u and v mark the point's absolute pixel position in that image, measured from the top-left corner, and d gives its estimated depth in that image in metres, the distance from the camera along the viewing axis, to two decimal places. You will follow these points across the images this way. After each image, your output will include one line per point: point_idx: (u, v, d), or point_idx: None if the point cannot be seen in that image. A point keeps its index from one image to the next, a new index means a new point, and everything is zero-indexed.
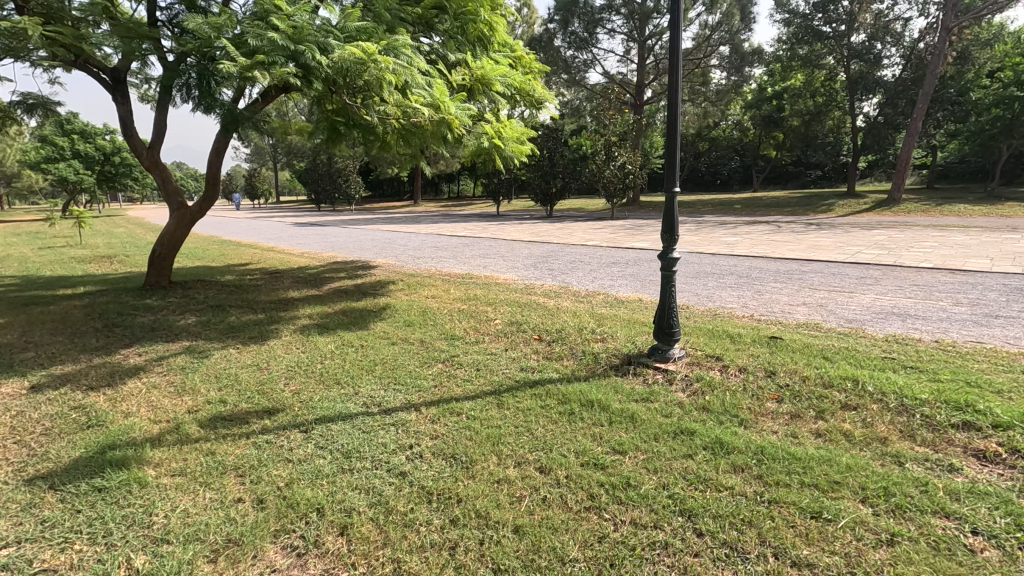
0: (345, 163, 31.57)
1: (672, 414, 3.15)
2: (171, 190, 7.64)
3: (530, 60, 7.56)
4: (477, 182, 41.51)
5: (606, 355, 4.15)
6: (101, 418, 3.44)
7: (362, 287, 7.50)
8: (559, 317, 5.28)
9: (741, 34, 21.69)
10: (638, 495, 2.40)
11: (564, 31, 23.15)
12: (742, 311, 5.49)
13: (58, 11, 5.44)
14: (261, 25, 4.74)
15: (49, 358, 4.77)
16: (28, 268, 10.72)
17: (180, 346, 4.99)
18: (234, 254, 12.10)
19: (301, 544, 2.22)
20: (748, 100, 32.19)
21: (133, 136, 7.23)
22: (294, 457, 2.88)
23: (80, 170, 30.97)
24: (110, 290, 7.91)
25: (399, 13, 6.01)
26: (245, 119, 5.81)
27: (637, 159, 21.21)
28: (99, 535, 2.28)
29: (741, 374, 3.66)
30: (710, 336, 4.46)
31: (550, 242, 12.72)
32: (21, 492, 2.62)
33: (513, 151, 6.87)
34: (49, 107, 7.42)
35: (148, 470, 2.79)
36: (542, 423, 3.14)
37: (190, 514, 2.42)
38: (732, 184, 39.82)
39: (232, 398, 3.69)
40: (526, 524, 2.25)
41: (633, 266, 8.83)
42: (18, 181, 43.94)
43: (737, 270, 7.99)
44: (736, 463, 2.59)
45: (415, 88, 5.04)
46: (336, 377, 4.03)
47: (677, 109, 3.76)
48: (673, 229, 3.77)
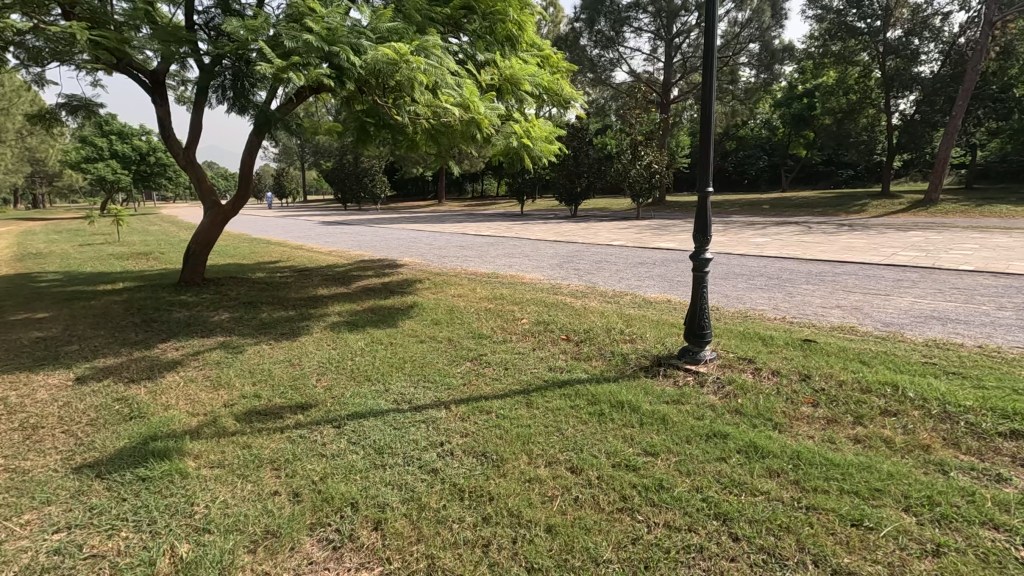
0: (371, 163, 31.93)
1: (704, 417, 3.11)
2: (206, 189, 7.81)
3: (558, 60, 7.54)
4: (501, 181, 41.56)
5: (636, 356, 4.12)
6: (142, 410, 3.54)
7: (389, 286, 7.57)
8: (587, 317, 5.25)
9: (772, 31, 21.26)
10: (671, 498, 2.38)
11: (590, 30, 23.02)
12: (774, 313, 5.40)
13: (102, 16, 5.63)
14: (296, 27, 4.82)
15: (91, 352, 4.93)
16: (70, 264, 11.12)
17: (215, 342, 5.12)
18: (264, 252, 12.34)
19: (336, 537, 2.26)
20: (778, 99, 31.64)
21: (170, 136, 7.44)
22: (328, 452, 2.93)
23: (117, 170, 32.09)
24: (148, 286, 8.16)
25: (429, 14, 6.06)
26: (278, 121, 5.94)
27: (664, 158, 20.93)
28: (144, 523, 2.36)
29: (774, 377, 3.59)
30: (742, 338, 4.39)
31: (575, 241, 12.68)
32: (70, 480, 2.72)
33: (542, 151, 6.86)
34: (91, 108, 7.67)
35: (189, 462, 2.87)
36: (571, 423, 3.14)
37: (229, 505, 2.48)
38: (759, 184, 39.15)
39: (266, 394, 3.78)
40: (559, 524, 2.25)
41: (660, 266, 8.76)
42: (59, 180, 45.72)
43: (768, 271, 7.85)
44: (771, 468, 2.55)
45: (445, 88, 5.07)
46: (367, 373, 4.09)
47: (712, 107, 3.70)
48: (705, 230, 3.72)
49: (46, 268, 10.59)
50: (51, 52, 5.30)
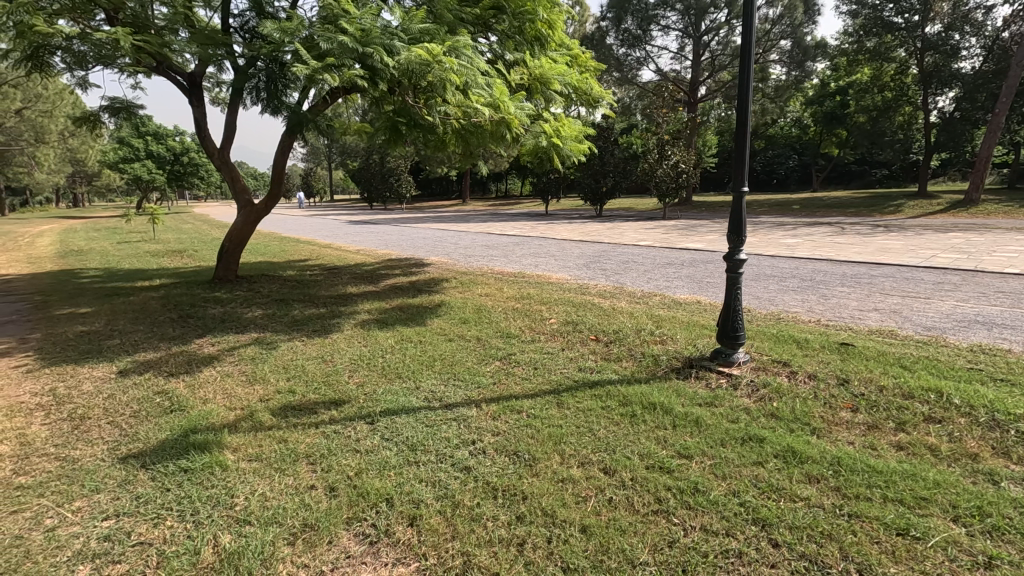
0: (397, 163, 32.25)
1: (739, 420, 3.06)
2: (239, 189, 7.97)
3: (587, 58, 7.49)
4: (525, 180, 41.47)
5: (667, 358, 4.07)
6: (182, 403, 3.65)
7: (417, 285, 7.64)
8: (616, 318, 5.22)
9: (804, 27, 20.83)
10: (707, 501, 2.35)
11: (616, 30, 22.87)
12: (808, 315, 5.28)
13: (144, 21, 5.78)
14: (331, 29, 4.90)
15: (132, 346, 5.09)
16: (110, 261, 11.53)
17: (249, 338, 5.23)
18: (294, 250, 12.57)
19: (373, 532, 2.29)
20: (810, 96, 30.91)
21: (206, 136, 7.62)
22: (361, 447, 2.97)
23: (152, 170, 33.19)
24: (185, 282, 8.40)
25: (459, 14, 6.09)
26: (310, 122, 6.05)
27: (691, 158, 20.64)
28: (187, 513, 2.43)
29: (810, 381, 3.52)
30: (776, 340, 4.31)
31: (601, 241, 12.61)
32: (117, 469, 2.82)
33: (571, 150, 6.84)
34: (132, 110, 7.93)
35: (228, 454, 2.95)
36: (603, 424, 3.12)
37: (268, 497, 2.53)
38: (789, 184, 38.31)
39: (300, 390, 3.84)
40: (594, 524, 2.25)
41: (688, 266, 8.65)
42: (98, 180, 47.47)
43: (800, 272, 7.69)
44: (811, 474, 2.49)
45: (475, 88, 5.10)
46: (398, 371, 4.14)
47: (749, 102, 3.63)
48: (739, 230, 3.66)
49: (87, 265, 10.99)
50: (95, 57, 5.47)
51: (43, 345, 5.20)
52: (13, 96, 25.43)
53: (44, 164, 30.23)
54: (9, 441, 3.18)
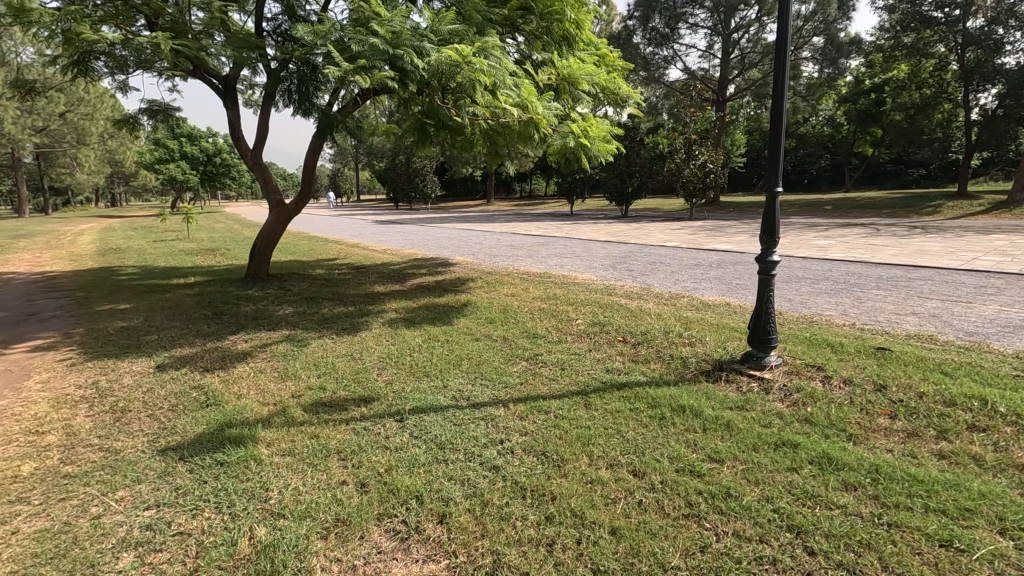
0: (423, 163, 32.55)
1: (772, 425, 3.00)
2: (270, 189, 8.13)
3: (614, 58, 7.44)
4: (550, 181, 41.42)
5: (696, 361, 4.02)
6: (217, 398, 3.75)
7: (444, 284, 7.69)
8: (644, 319, 5.17)
9: (838, 23, 20.38)
10: (740, 506, 2.31)
11: (643, 28, 22.66)
12: (842, 318, 5.15)
13: (183, 27, 5.97)
14: (362, 31, 4.97)
15: (169, 341, 5.24)
16: (147, 258, 11.90)
17: (280, 335, 5.34)
18: (323, 249, 12.79)
19: (403, 528, 2.31)
20: (843, 94, 30.14)
21: (240, 138, 7.81)
22: (391, 445, 3.01)
23: (186, 171, 34.19)
24: (218, 280, 8.63)
25: (488, 15, 6.12)
26: (341, 123, 6.14)
27: (720, 157, 20.34)
28: (224, 505, 2.49)
29: (846, 386, 3.43)
30: (809, 344, 4.22)
31: (627, 242, 12.55)
32: (157, 461, 2.91)
33: (599, 150, 6.81)
34: (169, 112, 8.17)
35: (262, 449, 3.01)
36: (631, 426, 3.09)
37: (301, 492, 2.58)
38: (820, 184, 37.47)
39: (331, 386, 3.91)
40: (623, 526, 2.23)
41: (717, 268, 8.53)
42: (134, 180, 49.03)
43: (834, 274, 7.52)
44: (848, 481, 2.44)
45: (504, 89, 5.14)
46: (425, 369, 4.17)
47: (783, 102, 3.56)
48: (773, 231, 3.60)
49: (126, 263, 11.35)
50: (136, 61, 5.65)
51: (85, 340, 5.40)
52: (57, 99, 26.45)
53: (84, 165, 31.34)
54: (57, 432, 3.32)
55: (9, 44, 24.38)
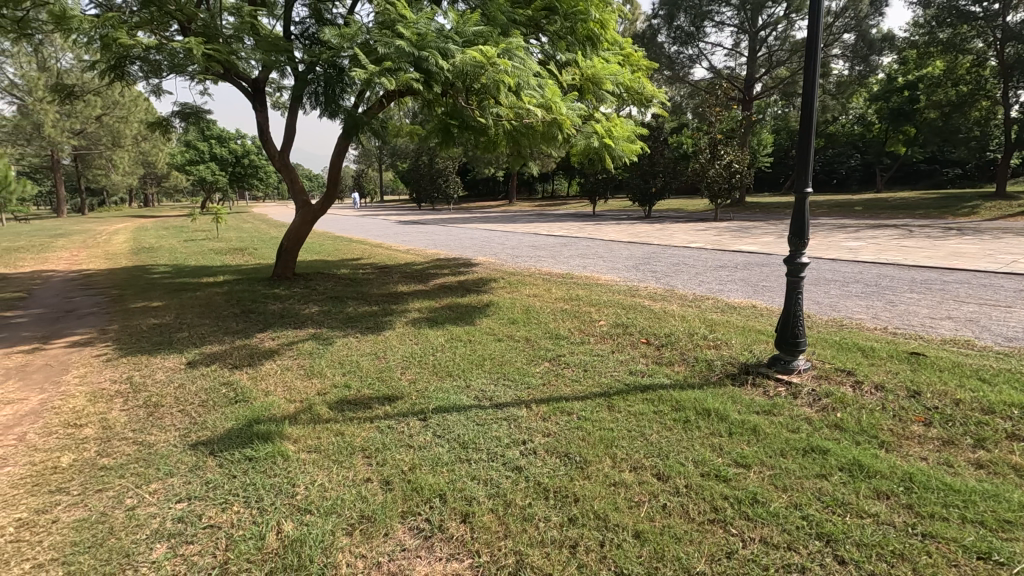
0: (445, 164, 32.78)
1: (800, 430, 2.94)
2: (297, 190, 8.26)
3: (639, 58, 7.39)
4: (572, 181, 41.30)
5: (721, 363, 3.97)
6: (245, 394, 3.83)
7: (466, 284, 7.72)
8: (667, 321, 5.12)
9: (869, 19, 19.89)
10: (767, 513, 2.27)
11: (668, 27, 22.42)
12: (873, 322, 5.03)
13: (214, 31, 6.10)
14: (388, 33, 5.02)
15: (199, 339, 5.37)
16: (178, 257, 12.23)
17: (306, 333, 5.44)
18: (347, 249, 12.96)
19: (427, 527, 2.33)
20: (875, 92, 29.39)
21: (268, 140, 7.97)
22: (415, 443, 3.03)
23: (216, 172, 35.07)
24: (246, 279, 8.81)
25: (512, 15, 6.13)
26: (367, 125, 6.22)
27: (745, 158, 20.02)
28: (252, 499, 2.54)
29: (878, 392, 3.34)
30: (838, 348, 4.12)
31: (651, 243, 12.46)
32: (188, 455, 2.98)
33: (624, 151, 6.76)
34: (201, 115, 8.38)
35: (289, 445, 3.07)
36: (655, 429, 3.06)
37: (327, 488, 2.62)
38: (850, 184, 36.61)
39: (355, 384, 3.96)
40: (647, 530, 2.21)
41: (743, 270, 8.39)
42: (166, 180, 50.37)
43: (864, 277, 7.34)
44: (879, 489, 2.38)
45: (528, 89, 5.14)
46: (448, 369, 4.20)
47: (814, 100, 3.49)
48: (802, 233, 3.52)
49: (158, 262, 11.67)
50: (169, 65, 5.79)
51: (120, 336, 5.58)
52: (94, 103, 27.31)
53: (119, 167, 32.34)
54: (94, 425, 3.43)
55: (51, 50, 25.30)
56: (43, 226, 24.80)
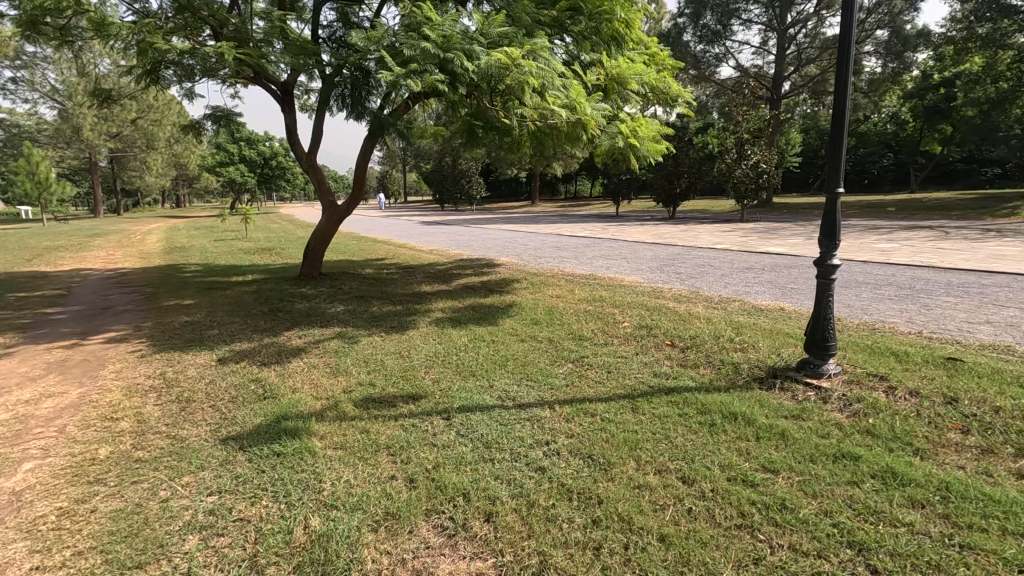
0: (468, 165, 32.98)
1: (831, 436, 2.88)
2: (323, 191, 8.39)
3: (664, 57, 7.31)
4: (595, 182, 41.06)
5: (748, 367, 3.90)
6: (273, 391, 3.90)
7: (489, 285, 7.73)
8: (692, 323, 5.06)
9: (904, 15, 19.34)
10: (796, 519, 2.23)
11: (694, 25, 22.14)
12: (907, 326, 4.88)
13: (245, 36, 6.23)
14: (413, 35, 5.06)
15: (229, 336, 5.49)
16: (209, 257, 12.52)
17: (332, 332, 5.51)
18: (371, 249, 13.12)
19: (451, 525, 2.34)
20: (909, 89, 28.55)
21: (296, 142, 8.12)
22: (438, 442, 3.06)
23: (245, 174, 35.91)
24: (274, 279, 9.00)
25: (537, 16, 6.15)
26: (392, 126, 6.28)
27: (773, 157, 19.67)
28: (281, 494, 2.59)
29: (912, 398, 3.25)
30: (871, 352, 4.02)
31: (675, 244, 12.33)
32: (219, 449, 3.06)
33: (648, 151, 6.70)
34: (231, 117, 8.57)
35: (316, 442, 3.12)
36: (680, 432, 3.03)
37: (353, 484, 2.66)
38: (882, 184, 35.64)
39: (380, 382, 4.01)
40: (672, 534, 2.19)
41: (770, 271, 8.24)
42: (197, 181, 51.70)
43: (897, 279, 7.15)
44: (914, 498, 2.31)
45: (552, 90, 5.13)
46: (471, 369, 4.21)
47: (847, 96, 3.41)
48: (833, 233, 3.45)
49: (189, 261, 11.99)
50: (202, 69, 5.94)
51: (154, 333, 5.73)
52: (130, 106, 28.18)
53: (153, 169, 33.30)
54: (129, 419, 3.54)
55: (89, 56, 26.18)
56: (81, 226, 25.68)
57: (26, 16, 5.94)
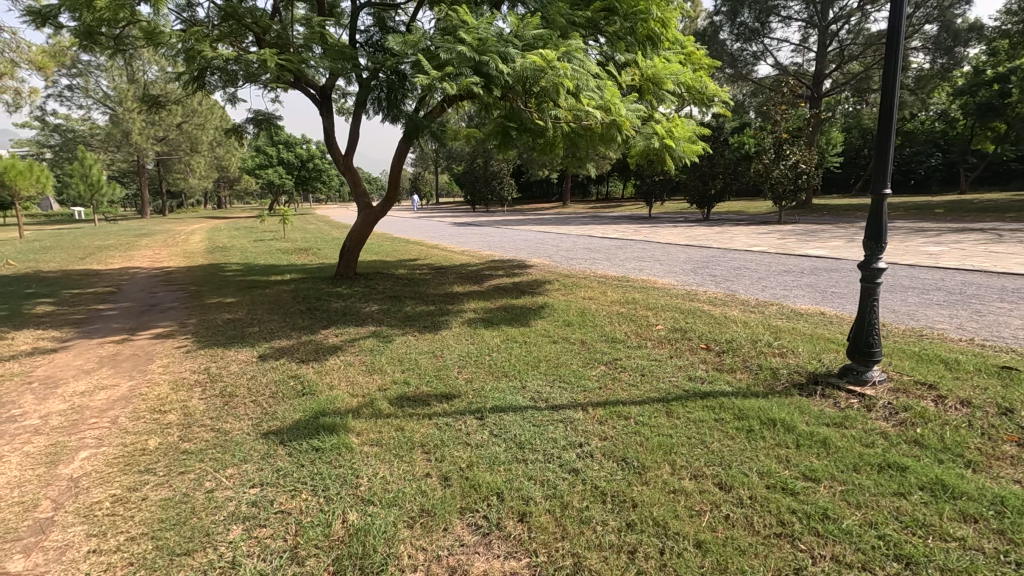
0: (500, 166, 33.14)
1: (876, 445, 2.78)
2: (359, 192, 8.57)
3: (701, 56, 7.19)
4: (627, 183, 40.61)
5: (787, 372, 3.81)
6: (311, 388, 4.01)
7: (520, 286, 7.76)
8: (728, 327, 4.97)
9: (954, 8, 18.55)
10: (839, 530, 2.16)
11: (731, 23, 21.70)
12: (958, 333, 4.68)
13: (287, 42, 6.41)
14: (449, 39, 5.12)
15: (269, 334, 5.65)
16: (249, 256, 12.88)
17: (367, 331, 5.62)
18: (405, 250, 13.29)
19: (485, 524, 2.36)
20: (960, 86, 27.37)
21: (333, 144, 8.31)
22: (471, 441, 3.08)
23: (283, 176, 36.84)
24: (311, 278, 9.21)
25: (571, 18, 6.14)
26: (426, 128, 6.37)
27: (813, 158, 19.15)
28: (319, 488, 2.66)
29: (964, 408, 3.12)
30: (919, 360, 3.87)
31: (710, 246, 12.10)
32: (261, 443, 3.15)
33: (684, 151, 6.61)
34: (272, 121, 8.82)
35: (353, 438, 3.19)
36: (716, 437, 2.98)
37: (388, 481, 2.71)
38: (930, 185, 33.73)
39: (415, 381, 4.07)
40: (709, 540, 2.15)
41: (810, 275, 8.00)
42: (237, 184, 53.22)
43: (946, 284, 6.86)
44: (966, 512, 2.21)
45: (587, 91, 5.12)
46: (504, 369, 4.24)
47: (895, 93, 3.28)
48: (880, 236, 3.33)
49: (230, 260, 12.38)
50: (245, 75, 6.13)
51: (198, 330, 5.95)
52: (175, 111, 29.30)
53: (196, 171, 34.43)
54: (176, 411, 3.69)
55: (138, 63, 27.26)
56: (129, 227, 26.73)
57: (84, 26, 6.24)
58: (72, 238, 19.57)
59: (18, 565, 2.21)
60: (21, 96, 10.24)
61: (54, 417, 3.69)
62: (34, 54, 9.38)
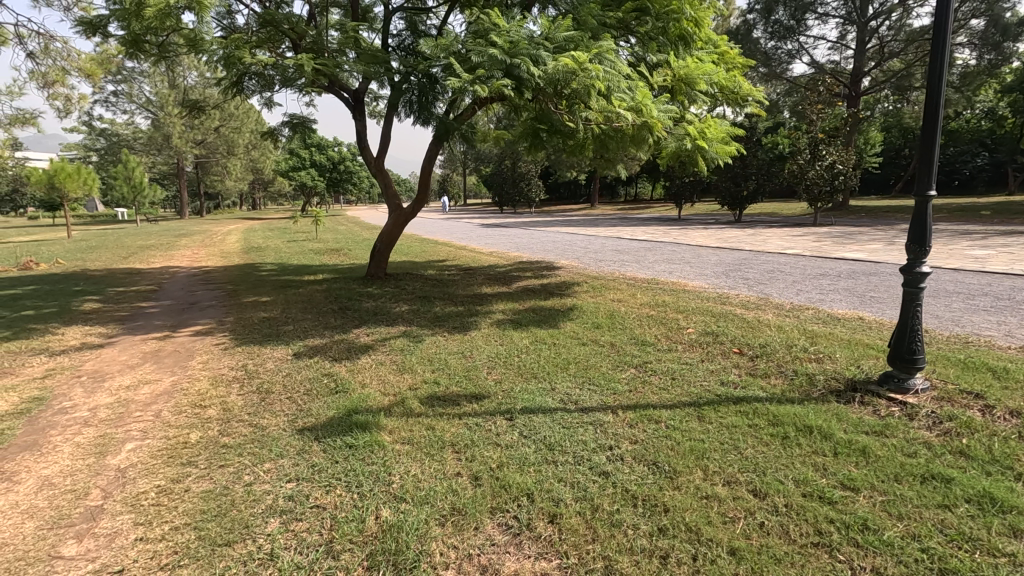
0: (527, 168, 33.19)
1: (918, 455, 2.70)
2: (390, 193, 8.69)
3: (735, 55, 7.06)
4: (657, 184, 40.15)
5: (824, 378, 3.72)
6: (344, 386, 4.08)
7: (549, 287, 7.78)
8: (762, 331, 4.87)
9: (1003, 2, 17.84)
10: (881, 541, 2.11)
11: (765, 22, 21.28)
12: (1007, 341, 4.48)
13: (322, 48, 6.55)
14: (481, 42, 5.15)
15: (303, 332, 5.79)
16: (282, 256, 13.19)
17: (398, 330, 5.70)
18: (434, 251, 13.42)
19: (515, 524, 2.38)
20: (1008, 82, 26.24)
21: (365, 146, 8.46)
22: (502, 442, 3.10)
23: (315, 178, 37.76)
24: (343, 278, 9.38)
25: (602, 19, 6.11)
26: (456, 129, 6.42)
27: (850, 158, 18.64)
28: (353, 484, 2.71)
29: (1013, 418, 3.00)
30: (965, 368, 3.72)
31: (742, 248, 11.87)
32: (296, 439, 3.23)
33: (716, 152, 6.52)
34: (306, 124, 9.01)
35: (385, 436, 3.24)
36: (750, 443, 2.93)
37: (419, 479, 2.74)
38: (976, 185, 32.36)
39: (444, 381, 4.12)
40: (743, 547, 2.12)
41: (847, 278, 7.78)
42: (272, 185, 54.44)
43: (993, 289, 6.58)
44: (1016, 526, 2.13)
45: (618, 92, 5.10)
46: (533, 371, 4.25)
47: (942, 91, 3.17)
48: (923, 239, 3.23)
49: (265, 260, 12.70)
50: (282, 81, 6.28)
51: (236, 327, 6.12)
52: (213, 115, 30.16)
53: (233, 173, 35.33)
54: (216, 406, 3.81)
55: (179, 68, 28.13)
56: (169, 227, 27.61)
57: (130, 35, 6.47)
58: (115, 237, 20.34)
59: (72, 550, 2.32)
60: (71, 102, 10.70)
61: (102, 410, 3.85)
62: (83, 62, 9.69)
